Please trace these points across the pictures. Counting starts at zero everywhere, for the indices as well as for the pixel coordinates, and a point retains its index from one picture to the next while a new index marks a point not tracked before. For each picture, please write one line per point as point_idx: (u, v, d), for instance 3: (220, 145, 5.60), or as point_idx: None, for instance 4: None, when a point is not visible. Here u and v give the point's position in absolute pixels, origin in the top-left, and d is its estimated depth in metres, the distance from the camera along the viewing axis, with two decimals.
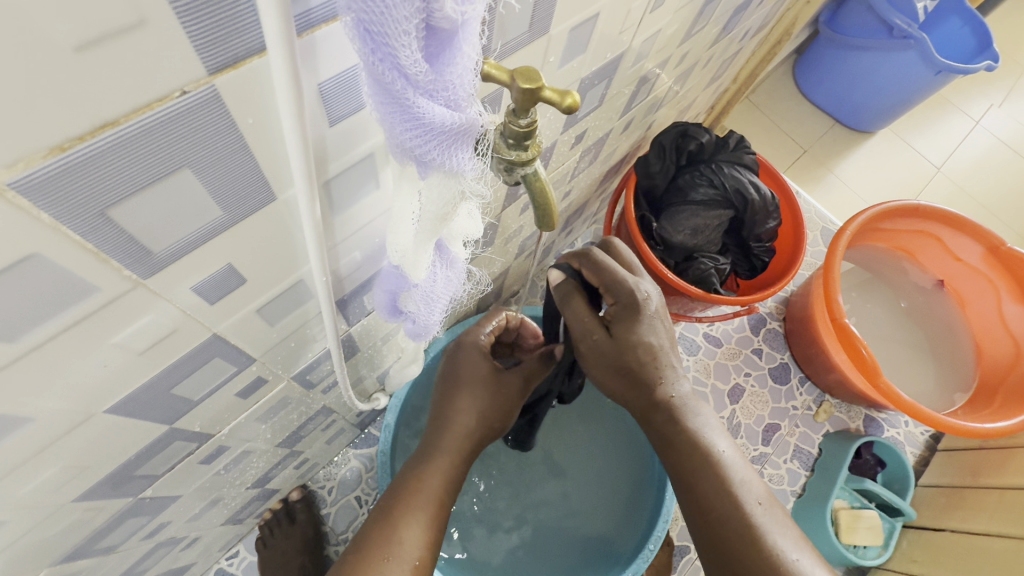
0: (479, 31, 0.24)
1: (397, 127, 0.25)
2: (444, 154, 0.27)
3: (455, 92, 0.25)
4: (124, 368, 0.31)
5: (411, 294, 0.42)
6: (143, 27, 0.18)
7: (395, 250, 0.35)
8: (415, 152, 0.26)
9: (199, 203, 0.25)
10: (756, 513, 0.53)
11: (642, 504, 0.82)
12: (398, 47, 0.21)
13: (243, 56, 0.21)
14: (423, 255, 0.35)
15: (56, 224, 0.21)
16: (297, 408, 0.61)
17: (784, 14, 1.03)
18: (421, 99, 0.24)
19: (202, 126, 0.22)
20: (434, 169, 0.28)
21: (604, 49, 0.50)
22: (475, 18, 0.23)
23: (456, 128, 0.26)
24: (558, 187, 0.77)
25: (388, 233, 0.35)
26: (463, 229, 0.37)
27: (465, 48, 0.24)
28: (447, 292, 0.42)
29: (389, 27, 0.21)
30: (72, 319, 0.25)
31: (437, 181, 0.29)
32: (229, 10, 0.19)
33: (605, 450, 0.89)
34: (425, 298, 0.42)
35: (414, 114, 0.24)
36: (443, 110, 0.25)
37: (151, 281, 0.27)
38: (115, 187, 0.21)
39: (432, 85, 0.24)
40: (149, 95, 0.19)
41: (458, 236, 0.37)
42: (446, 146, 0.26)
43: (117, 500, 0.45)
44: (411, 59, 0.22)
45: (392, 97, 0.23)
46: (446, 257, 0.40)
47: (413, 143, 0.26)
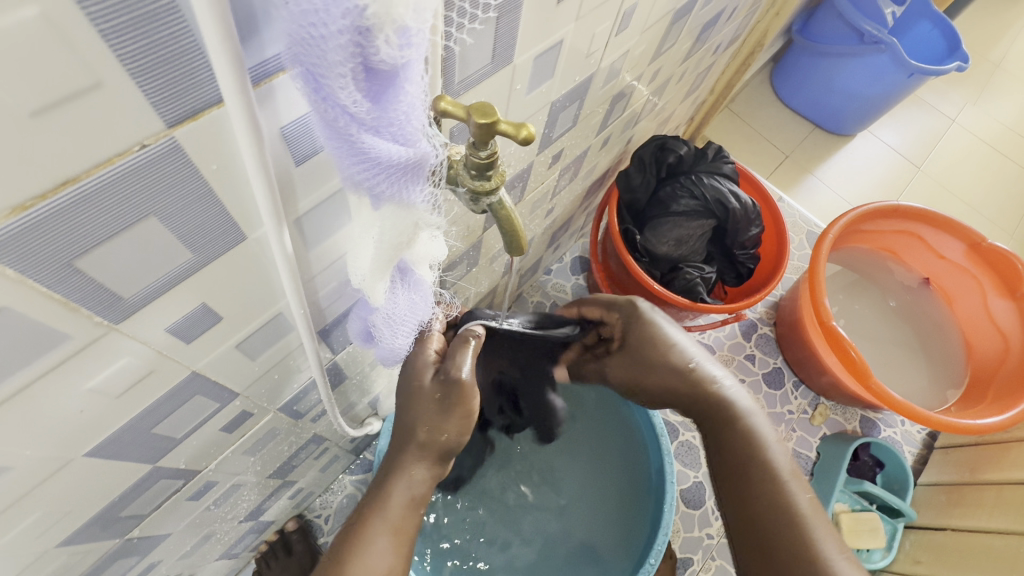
0: (423, 73, 0.25)
1: (345, 160, 0.26)
2: (393, 185, 0.28)
3: (402, 128, 0.26)
4: (102, 411, 0.31)
5: (377, 319, 0.43)
6: (99, 88, 0.18)
7: (351, 276, 0.37)
8: (365, 183, 0.28)
9: (168, 247, 0.26)
10: (804, 505, 0.50)
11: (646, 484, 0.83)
12: (337, 87, 0.22)
13: (201, 108, 0.21)
14: (380, 277, 0.37)
15: (23, 278, 0.21)
16: (287, 438, 0.61)
17: (755, 26, 1.06)
18: (366, 136, 0.25)
19: (166, 176, 0.23)
20: (384, 198, 0.29)
21: (572, 72, 0.51)
22: (417, 61, 0.24)
23: (404, 161, 0.27)
24: (540, 206, 0.79)
25: (349, 257, 0.37)
26: (425, 250, 0.37)
27: (409, 88, 0.25)
28: (410, 313, 0.43)
29: (327, 69, 0.22)
30: (44, 367, 0.25)
31: (391, 211, 0.31)
32: (183, 67, 0.20)
33: (601, 433, 0.89)
34: (388, 319, 0.43)
35: (360, 150, 0.25)
36: (390, 146, 0.26)
37: (124, 325, 0.27)
38: (81, 239, 0.22)
39: (377, 122, 0.25)
40: (108, 151, 0.20)
41: (423, 258, 0.37)
42: (395, 179, 0.28)
43: (104, 542, 0.44)
44: (351, 99, 0.23)
45: (337, 133, 0.25)
46: (411, 279, 0.40)
47: (361, 175, 0.27)
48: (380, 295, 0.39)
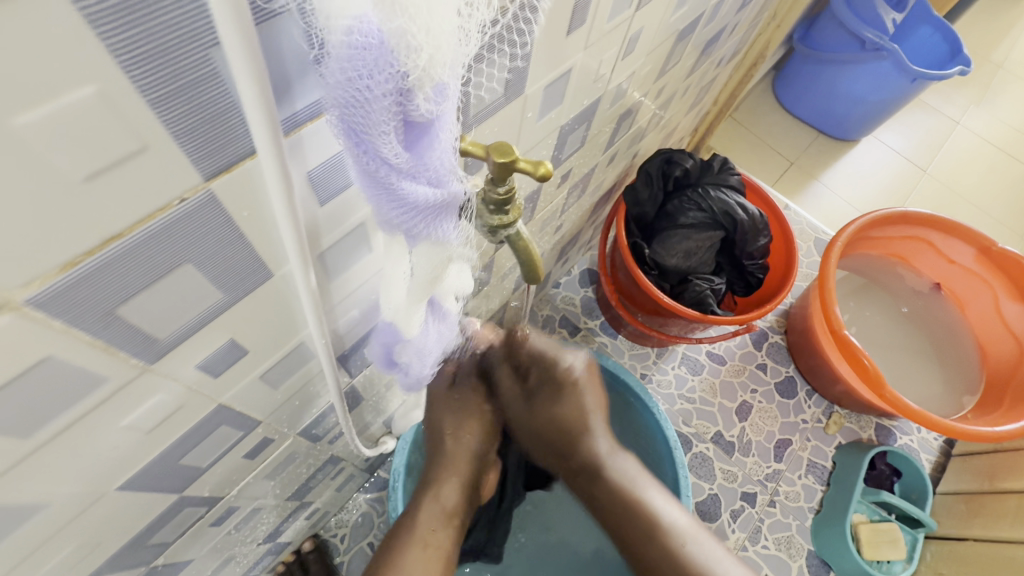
0: (453, 119, 0.26)
1: (385, 207, 0.27)
2: (429, 230, 0.29)
3: (437, 171, 0.27)
4: (134, 446, 0.32)
5: (405, 348, 0.44)
6: (146, 151, 0.19)
7: (384, 309, 0.37)
8: (403, 226, 0.28)
9: (202, 290, 0.27)
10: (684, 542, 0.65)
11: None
12: (381, 143, 0.23)
13: (235, 160, 0.22)
14: (415, 311, 0.37)
15: (68, 328, 0.22)
16: (305, 461, 0.62)
17: (757, 38, 1.07)
18: (405, 182, 0.26)
19: (201, 226, 0.24)
20: (421, 239, 0.30)
21: (581, 97, 0.52)
22: (448, 110, 0.25)
23: (438, 202, 0.28)
24: (549, 224, 0.80)
25: (381, 292, 0.37)
26: (455, 283, 0.38)
27: (442, 135, 0.26)
28: (438, 343, 0.44)
29: (371, 126, 0.22)
30: (82, 410, 0.26)
31: (425, 250, 0.31)
32: (223, 125, 0.21)
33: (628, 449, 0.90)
34: (419, 351, 0.44)
35: (399, 197, 0.26)
36: (427, 189, 0.27)
37: (157, 365, 0.28)
38: (122, 289, 0.23)
39: (414, 169, 0.26)
40: (151, 207, 0.21)
41: (451, 291, 0.39)
42: (433, 223, 0.29)
43: (129, 571, 0.45)
44: (394, 153, 0.24)
45: (379, 187, 0.25)
46: (439, 310, 0.42)
47: (399, 218, 0.27)
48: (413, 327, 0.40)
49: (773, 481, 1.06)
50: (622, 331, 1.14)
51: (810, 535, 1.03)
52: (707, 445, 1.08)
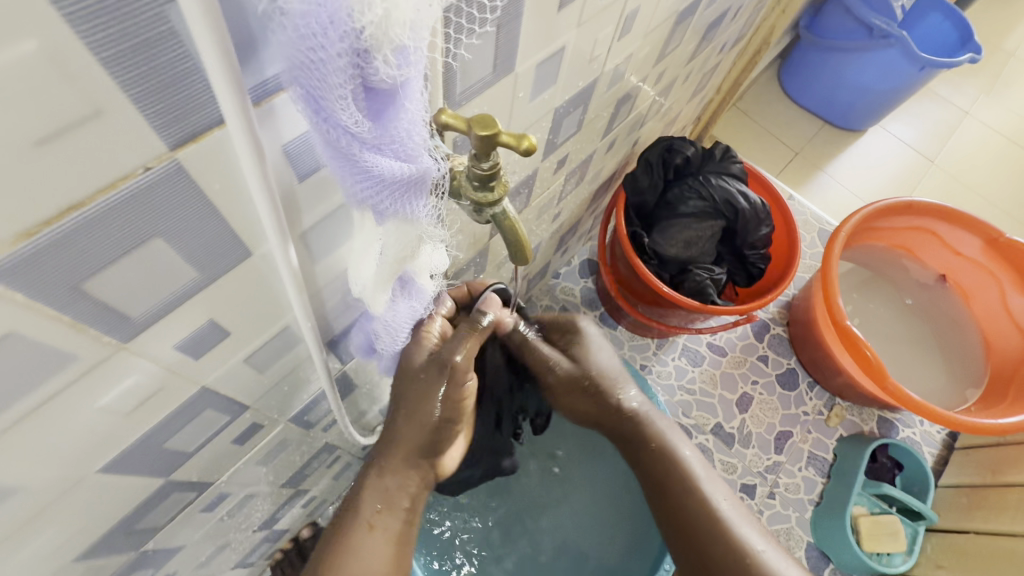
0: (421, 89, 0.25)
1: (349, 178, 0.26)
2: (399, 205, 0.28)
3: (403, 144, 0.26)
4: (112, 428, 0.32)
5: (376, 327, 0.42)
6: (100, 116, 0.18)
7: (353, 285, 0.36)
8: (368, 199, 0.28)
9: (175, 266, 0.26)
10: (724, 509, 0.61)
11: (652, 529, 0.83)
12: (339, 111, 0.23)
13: (202, 129, 0.21)
14: (382, 290, 0.36)
15: (31, 303, 0.21)
16: (299, 448, 0.62)
17: (761, 23, 1.05)
18: (368, 153, 0.25)
19: (169, 198, 0.23)
20: (388, 214, 0.29)
21: (575, 78, 0.51)
22: (415, 79, 0.24)
23: (405, 177, 0.27)
24: (546, 211, 0.78)
25: (351, 266, 0.35)
26: (431, 259, 0.37)
27: (409, 105, 0.25)
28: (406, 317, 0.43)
29: (327, 91, 0.22)
30: (53, 389, 0.26)
31: (394, 226, 0.30)
32: (185, 90, 0.20)
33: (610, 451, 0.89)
34: (386, 326, 0.43)
35: (363, 167, 0.25)
36: (392, 160, 0.26)
37: (132, 344, 0.28)
38: (87, 263, 0.22)
39: (379, 140, 0.25)
40: (111, 176, 0.20)
41: (425, 268, 0.37)
42: (403, 198, 0.28)
43: (119, 555, 0.45)
44: (353, 119, 0.23)
45: (341, 155, 0.25)
46: (412, 288, 0.40)
47: (365, 191, 0.27)
48: (381, 305, 0.38)
49: (773, 473, 1.05)
50: (621, 321, 1.13)
51: (810, 527, 1.02)
52: (706, 437, 1.07)
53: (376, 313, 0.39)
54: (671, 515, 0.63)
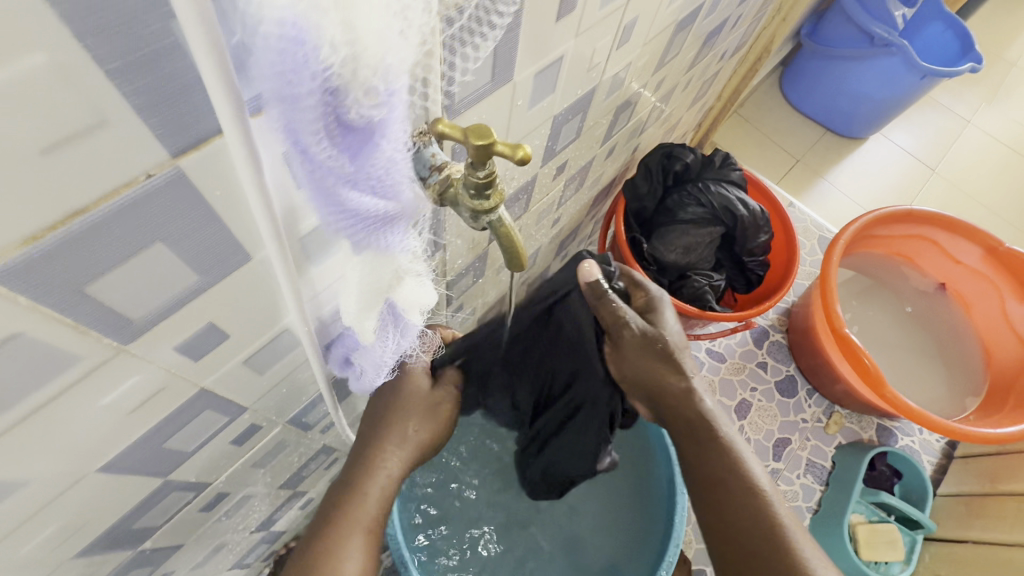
0: (400, 126, 0.26)
1: (324, 209, 0.27)
2: (372, 235, 0.29)
3: (378, 180, 0.27)
4: (113, 428, 0.32)
5: (362, 356, 0.43)
6: (105, 125, 0.19)
7: (340, 314, 0.35)
8: (344, 231, 0.29)
9: (176, 270, 0.27)
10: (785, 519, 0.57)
11: (646, 487, 0.89)
12: (313, 146, 0.23)
13: (202, 138, 0.22)
14: (369, 317, 0.35)
15: (35, 305, 0.22)
16: (297, 450, 0.62)
17: (762, 32, 1.06)
18: (343, 187, 0.26)
19: (170, 205, 0.23)
20: (363, 246, 0.30)
21: (574, 87, 0.52)
22: (391, 119, 0.25)
23: (377, 209, 0.28)
24: (545, 216, 0.79)
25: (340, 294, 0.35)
26: (418, 296, 0.36)
27: (385, 142, 0.25)
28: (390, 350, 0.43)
29: (303, 129, 0.23)
30: (55, 390, 0.26)
31: (370, 258, 0.32)
32: (187, 102, 0.20)
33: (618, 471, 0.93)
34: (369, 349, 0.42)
35: (337, 200, 0.26)
36: (366, 195, 0.27)
37: (132, 346, 0.28)
38: (90, 266, 0.23)
39: (354, 175, 0.26)
40: (115, 182, 0.21)
41: (413, 304, 0.36)
42: (376, 227, 0.29)
43: (117, 553, 0.45)
44: (328, 155, 0.24)
45: (316, 186, 0.26)
46: (402, 320, 0.41)
47: (339, 223, 0.28)
48: (367, 332, 0.37)
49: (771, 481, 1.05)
50: None
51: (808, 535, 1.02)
52: None
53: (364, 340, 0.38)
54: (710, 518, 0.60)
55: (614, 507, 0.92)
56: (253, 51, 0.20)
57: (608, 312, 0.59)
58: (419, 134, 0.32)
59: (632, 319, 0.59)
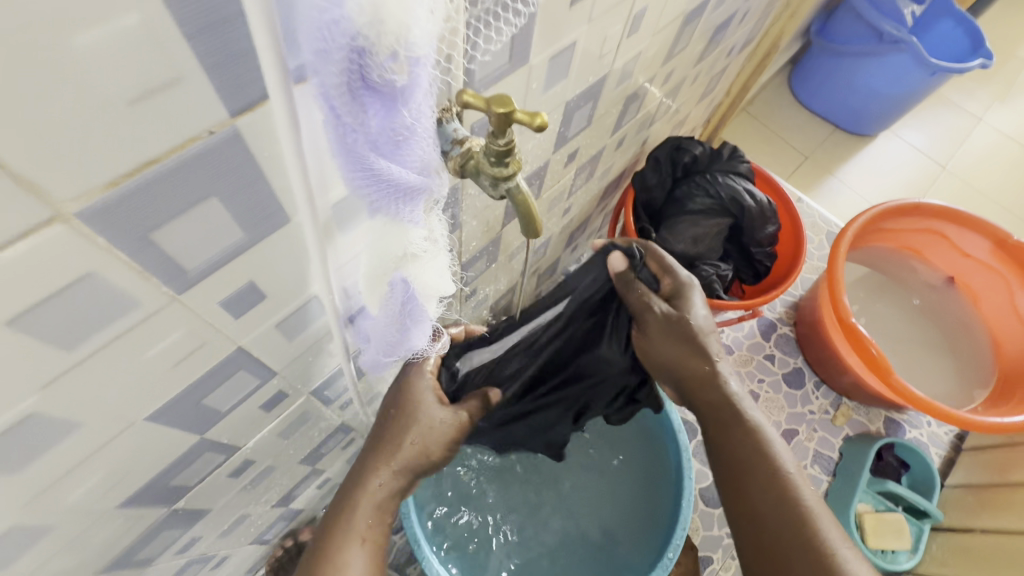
0: (423, 96, 0.27)
1: (347, 168, 0.29)
2: (390, 200, 0.31)
3: (397, 145, 0.28)
4: (161, 377, 0.35)
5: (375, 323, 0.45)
6: (179, 82, 0.22)
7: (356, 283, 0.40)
8: (365, 193, 0.30)
9: (226, 225, 0.29)
10: (812, 502, 0.58)
11: (660, 452, 0.91)
12: (337, 102, 0.25)
13: (256, 100, 0.25)
14: (377, 290, 0.40)
15: (109, 247, 0.25)
16: (318, 423, 0.65)
17: (769, 28, 1.07)
18: (363, 147, 0.28)
19: (226, 162, 0.26)
20: (381, 210, 0.32)
21: (585, 74, 0.54)
22: (415, 88, 0.26)
23: (395, 175, 0.29)
24: (556, 205, 0.81)
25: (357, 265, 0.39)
26: (422, 279, 0.38)
27: (407, 109, 0.27)
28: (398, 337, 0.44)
29: (330, 83, 0.25)
30: (118, 331, 0.29)
31: (384, 223, 0.33)
32: (245, 64, 0.23)
33: (629, 458, 0.95)
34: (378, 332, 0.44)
35: (357, 159, 0.28)
36: (384, 157, 0.28)
37: (184, 297, 0.31)
38: (156, 215, 0.25)
39: (375, 138, 0.28)
40: (182, 136, 0.24)
41: (419, 286, 0.38)
42: (395, 195, 0.30)
43: (154, 510, 0.48)
44: (351, 112, 0.26)
45: (340, 144, 0.28)
46: (416, 313, 0.42)
47: (361, 185, 0.30)
48: (377, 303, 0.41)
49: None
50: None
51: None
52: None
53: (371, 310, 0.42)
54: (736, 496, 0.61)
55: (626, 494, 0.94)
56: (299, 10, 0.23)
57: (635, 297, 0.63)
58: (443, 110, 0.35)
59: (656, 304, 0.63)
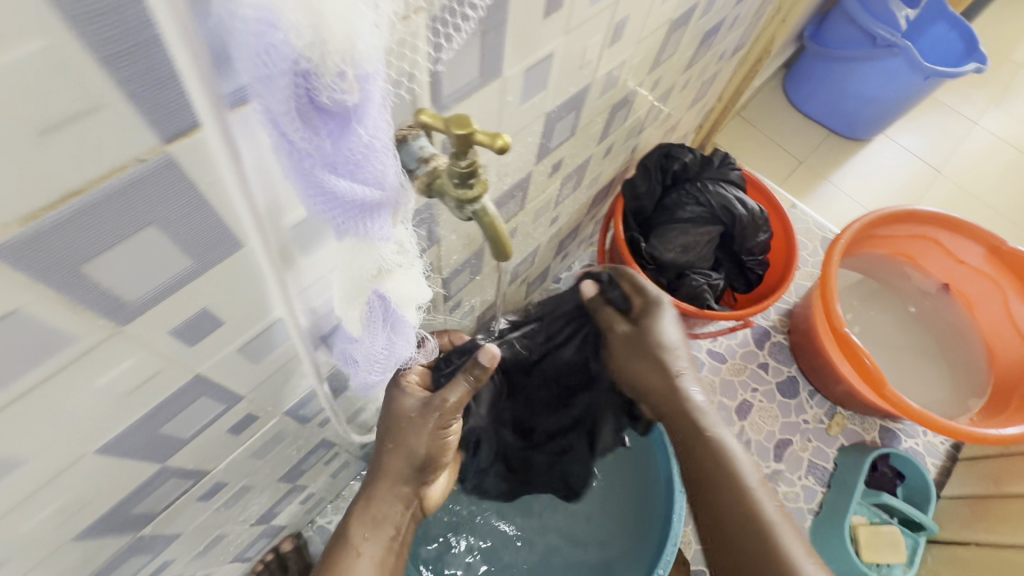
0: (378, 113, 0.26)
1: (305, 193, 0.27)
2: (355, 221, 0.29)
3: (356, 165, 0.27)
4: (111, 409, 0.33)
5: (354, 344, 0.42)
6: (98, 110, 0.20)
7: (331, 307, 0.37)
8: (327, 215, 0.29)
9: (169, 254, 0.28)
10: (771, 512, 0.55)
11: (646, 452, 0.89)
12: (287, 127, 0.24)
13: (190, 126, 0.23)
14: (356, 311, 0.36)
15: (34, 284, 0.23)
16: (296, 442, 0.63)
17: (761, 33, 1.06)
18: (321, 171, 0.26)
19: (162, 190, 0.25)
20: (349, 232, 0.30)
21: (566, 83, 0.53)
22: (368, 106, 0.25)
23: (358, 195, 0.28)
24: (542, 215, 0.80)
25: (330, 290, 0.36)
26: (402, 289, 0.36)
27: (362, 128, 0.25)
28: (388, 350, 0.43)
29: (276, 109, 0.23)
30: (55, 367, 0.27)
31: (350, 245, 0.32)
32: (172, 89, 0.22)
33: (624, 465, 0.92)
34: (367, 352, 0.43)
35: (315, 183, 0.26)
36: (344, 179, 0.27)
37: (127, 328, 0.29)
38: (86, 248, 0.24)
39: (332, 160, 0.26)
40: (108, 166, 0.22)
41: (401, 299, 0.36)
42: (359, 215, 0.29)
43: (117, 538, 0.46)
44: (303, 137, 0.24)
45: (295, 168, 0.26)
46: (396, 319, 0.40)
47: (322, 208, 0.28)
48: (358, 326, 0.38)
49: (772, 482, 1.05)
50: None
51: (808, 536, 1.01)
52: None
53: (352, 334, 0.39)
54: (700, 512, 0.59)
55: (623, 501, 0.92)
56: (233, 32, 0.21)
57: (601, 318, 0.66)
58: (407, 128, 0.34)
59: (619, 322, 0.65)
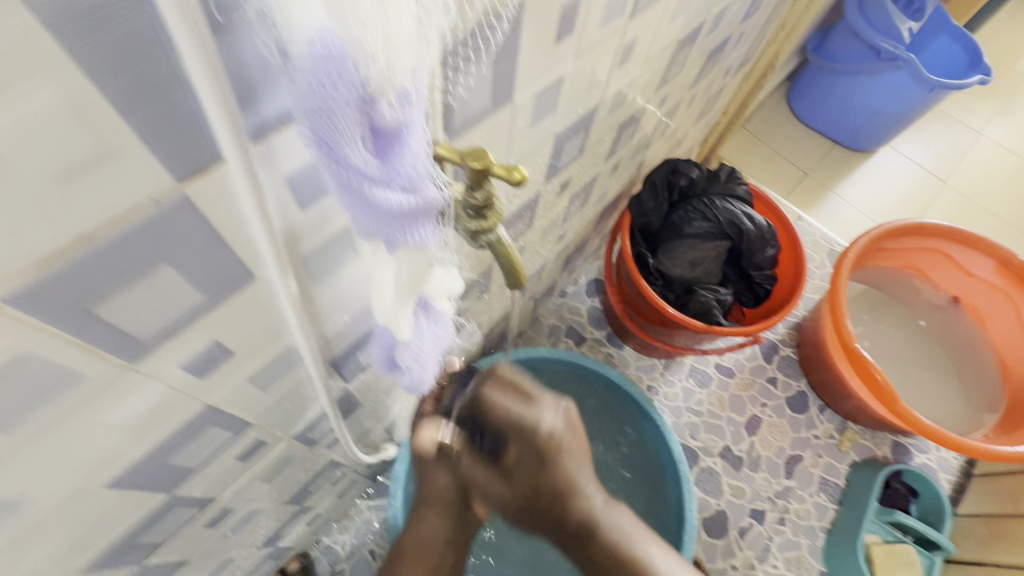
0: (418, 126, 0.25)
1: (362, 216, 0.26)
2: (408, 234, 0.28)
3: (408, 177, 0.26)
4: (120, 442, 0.33)
5: (402, 351, 0.41)
6: (113, 153, 0.20)
7: (376, 311, 0.37)
8: (381, 234, 0.28)
9: (182, 290, 0.27)
10: None
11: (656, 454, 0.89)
12: (350, 152, 0.23)
13: (207, 164, 0.23)
14: (404, 313, 0.37)
15: (46, 326, 0.23)
16: (303, 464, 0.63)
17: (766, 48, 1.06)
18: (379, 191, 0.25)
19: (176, 227, 0.24)
20: (401, 245, 0.29)
21: (575, 105, 0.53)
22: (413, 116, 0.24)
23: (413, 209, 0.27)
24: (550, 232, 0.80)
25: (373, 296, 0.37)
26: (443, 284, 0.37)
27: (409, 141, 0.25)
28: (436, 348, 0.42)
29: (340, 135, 0.22)
30: (65, 405, 0.27)
31: (407, 254, 0.32)
32: (190, 130, 0.21)
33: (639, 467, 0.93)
34: (416, 355, 0.42)
35: (374, 206, 0.25)
36: (400, 195, 0.26)
37: (138, 364, 0.29)
38: (99, 288, 0.23)
39: (386, 176, 0.25)
40: (123, 207, 0.22)
41: (441, 293, 0.38)
42: (412, 227, 0.28)
43: (122, 568, 0.45)
44: (365, 160, 0.23)
45: (353, 195, 0.25)
46: (436, 315, 0.40)
47: (376, 228, 0.27)
48: (406, 328, 0.39)
49: (783, 499, 1.03)
50: (628, 342, 1.13)
51: (821, 556, 0.99)
52: (715, 460, 1.05)
53: (404, 339, 0.39)
54: None
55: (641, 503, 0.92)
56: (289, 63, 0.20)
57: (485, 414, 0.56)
58: None
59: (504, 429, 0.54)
